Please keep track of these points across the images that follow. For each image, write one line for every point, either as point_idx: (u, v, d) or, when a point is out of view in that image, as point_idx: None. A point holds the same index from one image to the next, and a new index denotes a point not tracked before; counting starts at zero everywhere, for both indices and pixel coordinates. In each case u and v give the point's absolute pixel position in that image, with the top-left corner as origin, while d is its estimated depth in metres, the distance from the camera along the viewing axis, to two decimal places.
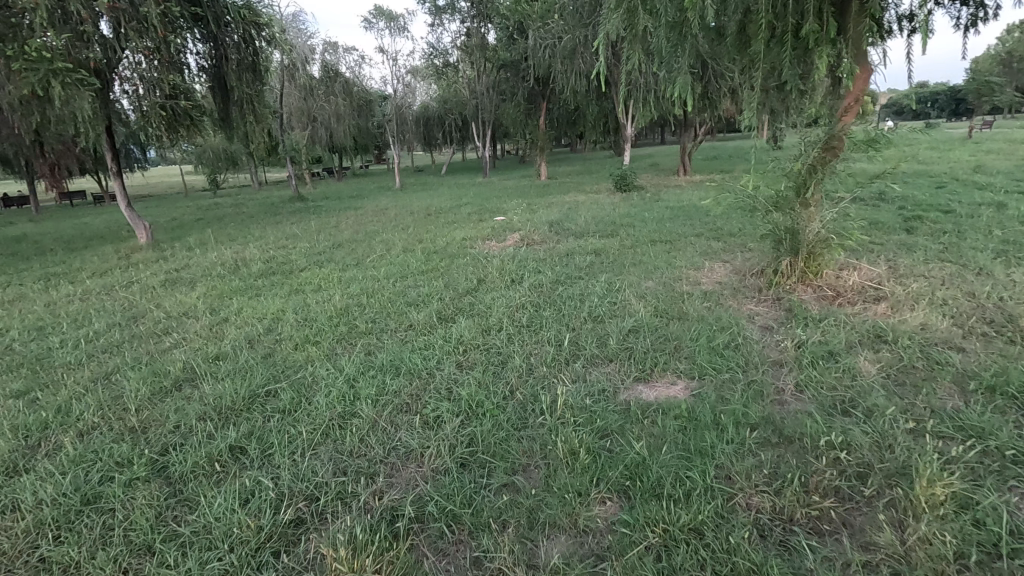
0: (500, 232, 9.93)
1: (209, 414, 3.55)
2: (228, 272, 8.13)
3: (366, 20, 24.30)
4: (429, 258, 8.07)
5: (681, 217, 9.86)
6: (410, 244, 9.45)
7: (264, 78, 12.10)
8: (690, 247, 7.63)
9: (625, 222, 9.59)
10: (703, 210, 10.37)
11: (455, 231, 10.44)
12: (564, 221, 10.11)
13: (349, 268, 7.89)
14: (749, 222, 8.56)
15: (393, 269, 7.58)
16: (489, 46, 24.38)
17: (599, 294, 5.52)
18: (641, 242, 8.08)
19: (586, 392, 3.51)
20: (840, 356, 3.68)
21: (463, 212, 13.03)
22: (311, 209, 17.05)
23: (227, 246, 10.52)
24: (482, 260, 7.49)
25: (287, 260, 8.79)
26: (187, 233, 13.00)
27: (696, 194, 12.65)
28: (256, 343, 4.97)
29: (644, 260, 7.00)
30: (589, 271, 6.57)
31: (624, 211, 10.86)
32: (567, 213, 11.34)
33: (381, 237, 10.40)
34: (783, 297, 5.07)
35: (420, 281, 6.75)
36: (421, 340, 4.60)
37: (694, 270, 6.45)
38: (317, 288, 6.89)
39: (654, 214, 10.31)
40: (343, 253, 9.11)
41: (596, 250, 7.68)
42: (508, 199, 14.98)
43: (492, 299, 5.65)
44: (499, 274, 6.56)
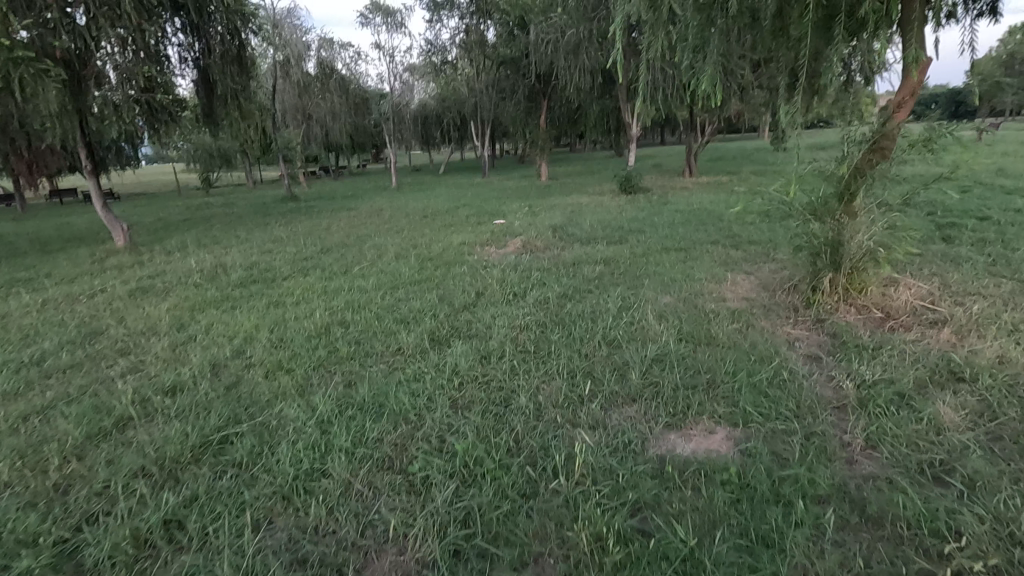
0: (500, 237, 9.30)
1: (148, 469, 2.92)
2: (205, 281, 7.49)
3: (362, 16, 23.61)
4: (423, 266, 7.43)
5: (693, 222, 9.24)
6: (404, 249, 8.81)
7: (250, 71, 11.45)
8: (708, 256, 7.00)
9: (633, 228, 8.96)
10: (716, 215, 9.76)
11: (452, 236, 9.80)
12: (569, 226, 9.48)
13: (337, 277, 7.25)
14: (769, 230, 7.94)
15: (383, 278, 6.95)
16: (488, 42, 23.71)
17: (614, 313, 4.89)
18: (653, 249, 7.45)
19: (609, 446, 2.87)
20: (914, 399, 3.05)
21: (461, 215, 12.40)
22: (303, 210, 16.41)
23: (208, 250, 9.87)
24: (481, 270, 6.87)
25: (271, 266, 8.14)
26: (169, 235, 12.33)
27: (706, 198, 12.05)
28: (221, 369, 4.33)
29: (658, 271, 6.37)
30: (599, 283, 5.94)
31: (632, 215, 10.24)
32: (570, 216, 10.70)
33: (374, 241, 9.77)
34: (825, 318, 4.45)
35: (412, 293, 6.12)
36: (410, 370, 3.96)
37: (716, 283, 5.82)
38: (298, 300, 6.25)
39: (665, 218, 9.68)
40: (332, 259, 8.48)
41: (605, 259, 7.05)
42: (508, 201, 14.36)
43: (492, 317, 5.01)
44: (500, 286, 5.93)
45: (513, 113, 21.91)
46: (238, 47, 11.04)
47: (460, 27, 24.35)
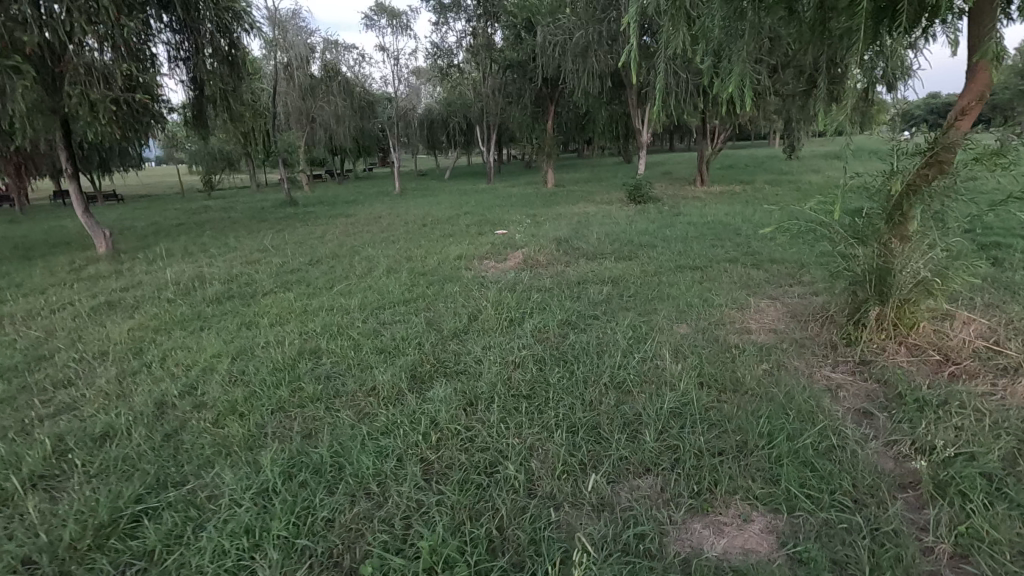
0: (501, 249, 8.70)
1: (36, 559, 2.32)
2: (179, 295, 6.92)
3: (367, 17, 23.15)
4: (416, 282, 6.84)
5: (708, 236, 8.61)
6: (398, 262, 8.21)
7: (242, 72, 10.93)
8: (727, 276, 6.36)
9: (643, 243, 8.33)
10: (734, 228, 9.10)
11: (450, 248, 9.19)
12: (575, 239, 8.86)
13: (320, 294, 6.66)
14: (791, 247, 7.30)
15: (370, 295, 6.37)
16: (495, 45, 23.19)
17: (623, 347, 4.25)
18: (666, 267, 6.83)
19: (618, 544, 2.26)
20: (1007, 484, 2.41)
21: (461, 224, 11.83)
22: (301, 216, 15.89)
23: (192, 260, 9.33)
24: (478, 288, 6.27)
25: (253, 280, 7.57)
26: (157, 242, 11.81)
27: (719, 209, 11.39)
28: (167, 411, 3.73)
29: (672, 294, 5.72)
30: (606, 308, 5.32)
31: (641, 227, 9.61)
32: (576, 227, 10.08)
33: (368, 252, 9.19)
34: (872, 360, 3.80)
35: (399, 314, 5.53)
36: (382, 418, 3.35)
37: (739, 311, 5.18)
38: (273, 322, 5.65)
39: (677, 232, 9.03)
40: (319, 271, 7.90)
41: (613, 278, 6.42)
42: (511, 210, 13.78)
43: (484, 350, 4.38)
44: (497, 309, 5.31)
45: (519, 117, 21.34)
46: (227, 45, 10.52)
47: (466, 30, 23.85)
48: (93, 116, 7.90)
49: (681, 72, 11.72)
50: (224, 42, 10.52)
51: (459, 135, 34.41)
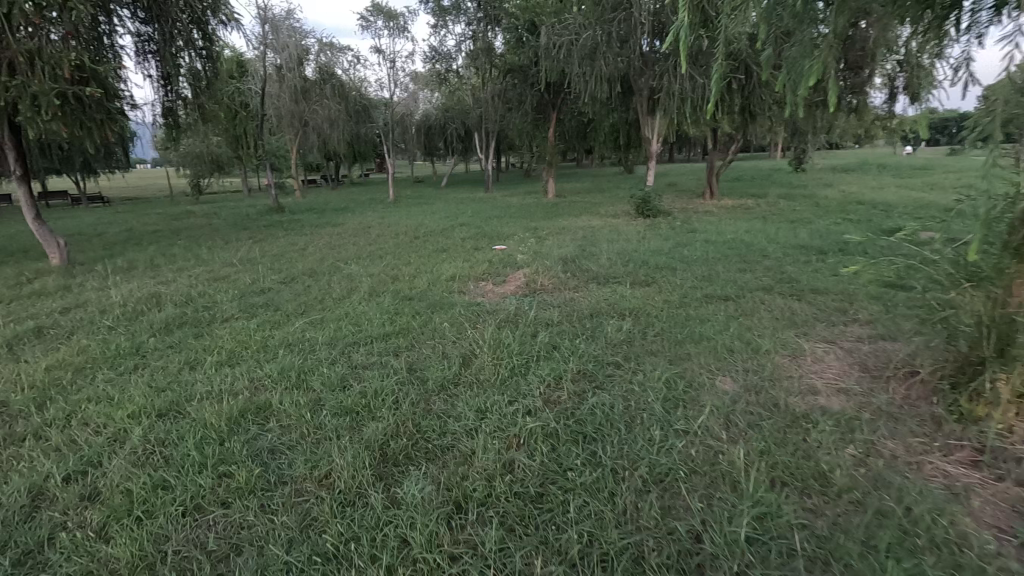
0: (500, 269, 7.74)
1: None
2: (124, 321, 5.91)
3: (362, 18, 22.23)
4: (401, 310, 5.86)
5: (731, 257, 7.70)
6: (383, 282, 7.24)
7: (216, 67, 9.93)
8: (765, 310, 5.41)
9: (660, 265, 7.38)
10: (757, 249, 8.17)
11: (442, 266, 8.21)
12: (582, 258, 7.91)
13: (287, 323, 5.66)
14: (832, 275, 6.39)
15: (345, 326, 5.41)
16: (496, 50, 22.34)
17: (658, 416, 3.28)
18: (691, 296, 5.89)
19: None
20: None
21: (456, 237, 10.88)
22: (285, 224, 14.91)
23: (154, 275, 8.33)
24: (472, 319, 5.31)
25: (213, 301, 6.57)
26: (123, 251, 10.77)
27: (737, 226, 10.49)
28: (45, 505, 2.73)
29: (707, 333, 4.75)
30: (629, 352, 4.35)
31: (654, 245, 8.68)
32: (582, 244, 9.16)
33: (351, 269, 8.23)
34: (999, 447, 2.85)
35: (376, 355, 4.55)
36: (332, 537, 2.38)
37: (792, 359, 4.21)
38: (224, 361, 4.65)
39: (695, 252, 8.10)
40: (292, 292, 6.92)
41: (632, 309, 5.47)
42: (510, 222, 12.84)
43: (479, 415, 3.40)
44: (495, 352, 4.32)
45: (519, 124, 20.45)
46: (202, 39, 9.54)
47: (466, 33, 22.98)
48: (35, 112, 6.92)
49: (697, 77, 10.83)
50: (197, 35, 9.53)
51: (456, 142, 33.49)
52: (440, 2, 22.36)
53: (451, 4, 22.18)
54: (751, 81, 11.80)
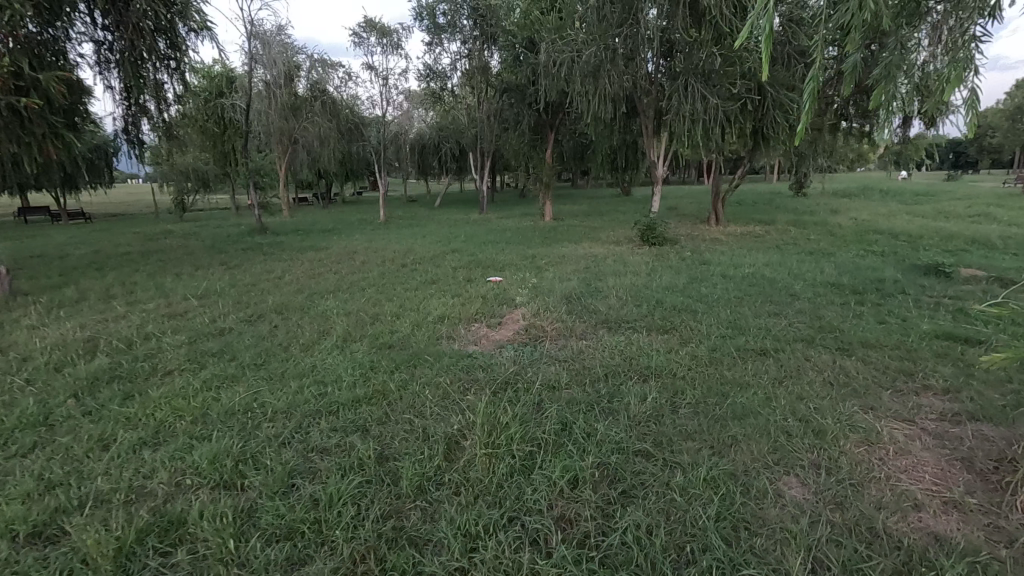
0: (494, 308, 6.85)
1: None
2: (45, 373, 4.92)
3: (355, 34, 21.59)
4: (376, 364, 4.92)
5: (756, 297, 6.85)
6: (360, 324, 6.31)
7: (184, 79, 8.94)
8: (813, 370, 4.52)
9: (677, 306, 6.50)
10: (782, 287, 7.34)
11: (430, 303, 7.30)
12: (587, 296, 7.04)
13: (239, 381, 4.71)
14: (878, 325, 5.55)
15: (309, 387, 4.47)
16: (492, 69, 21.75)
17: (718, 557, 2.37)
18: (721, 349, 5.01)
19: None
20: None
21: (446, 266, 10.00)
22: (265, 247, 13.97)
23: (104, 309, 7.34)
24: (462, 381, 4.40)
25: (159, 347, 5.60)
26: (79, 278, 9.76)
27: (751, 258, 9.69)
28: None
29: (751, 406, 3.84)
30: (659, 437, 3.44)
31: (666, 280, 7.83)
32: (587, 277, 8.30)
33: (328, 305, 7.30)
34: None
35: (339, 435, 3.61)
36: None
37: (867, 447, 3.31)
38: (146, 438, 3.68)
39: (713, 290, 7.25)
40: (256, 336, 5.98)
41: (654, 368, 4.58)
42: (505, 248, 11.99)
43: (468, 550, 2.48)
44: (490, 434, 3.39)
45: (516, 145, 19.76)
46: (168, 46, 8.58)
47: (462, 52, 22.42)
48: None
49: (709, 97, 10.08)
50: (163, 43, 8.56)
51: (450, 161, 32.84)
52: (435, 19, 21.80)
53: (447, 22, 21.63)
54: (764, 102, 11.07)
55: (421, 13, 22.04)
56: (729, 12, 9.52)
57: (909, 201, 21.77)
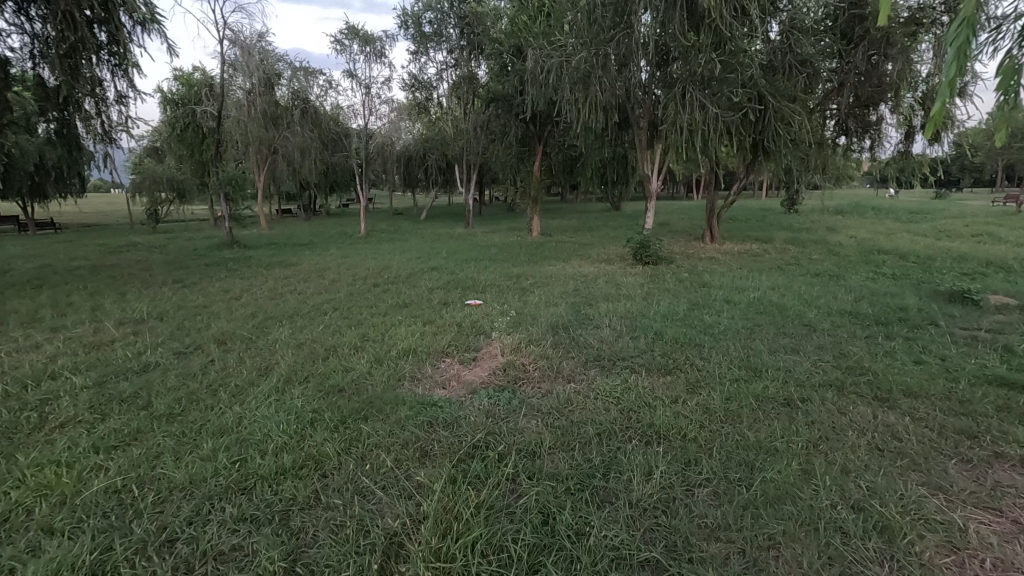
0: (469, 339, 5.95)
1: None
2: None
3: (337, 41, 20.82)
4: (316, 418, 4.01)
5: (768, 329, 6.03)
6: (310, 359, 5.38)
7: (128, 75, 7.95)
8: (851, 427, 3.68)
9: (679, 339, 5.65)
10: (794, 315, 6.54)
11: (398, 331, 6.40)
12: (575, 325, 6.17)
13: (142, 442, 3.77)
14: (917, 366, 4.73)
15: (225, 451, 3.53)
16: (478, 80, 21.09)
17: None
18: (738, 398, 4.15)
19: None
20: None
21: (422, 286, 9.13)
22: (230, 262, 13.00)
23: (20, 336, 6.35)
24: (420, 448, 3.50)
25: (60, 389, 4.63)
26: (10, 296, 8.72)
27: (754, 280, 8.92)
28: None
29: (785, 485, 2.98)
30: (673, 539, 2.56)
31: (663, 307, 7.00)
32: (576, 302, 7.46)
33: (279, 334, 6.37)
34: None
35: (246, 533, 2.69)
36: None
37: (952, 555, 2.45)
38: None
39: (718, 319, 6.42)
40: (182, 375, 5.02)
41: (658, 425, 3.70)
42: (488, 266, 11.14)
43: None
44: (443, 536, 2.51)
45: (503, 157, 19.03)
46: (107, 39, 7.63)
47: (448, 62, 21.75)
48: None
49: (709, 106, 9.34)
50: (101, 35, 7.58)
51: (436, 174, 32.08)
52: (420, 28, 21.11)
53: (433, 30, 20.94)
54: (765, 113, 10.29)
55: (406, 22, 21.39)
56: (730, 14, 8.84)
57: (905, 219, 21.34)
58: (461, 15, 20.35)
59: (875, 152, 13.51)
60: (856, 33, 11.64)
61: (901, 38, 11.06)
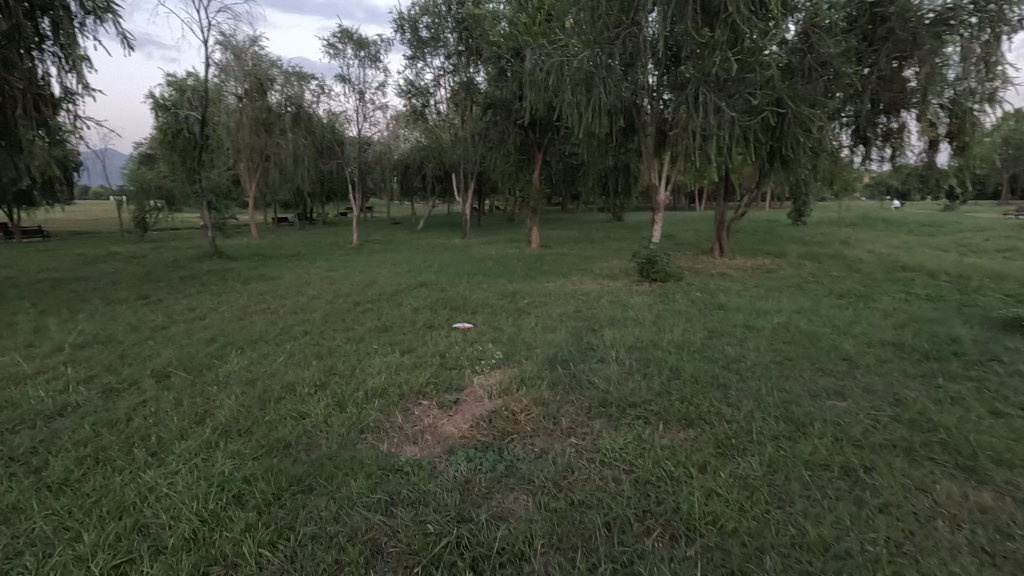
0: (453, 375, 5.09)
1: None
2: None
3: (330, 46, 20.13)
4: (245, 494, 3.13)
5: (802, 365, 5.16)
6: (260, 402, 4.51)
7: (72, 69, 7.30)
8: (941, 514, 2.80)
9: (700, 379, 4.77)
10: (829, 346, 5.68)
11: (371, 363, 5.54)
12: (577, 358, 5.31)
13: (11, 526, 2.88)
14: (996, 420, 3.85)
15: (116, 547, 2.67)
16: (476, 86, 20.40)
17: None
18: (781, 465, 3.28)
19: None
20: None
21: (407, 306, 8.26)
22: (207, 275, 12.16)
23: None
24: (374, 547, 2.65)
25: None
26: None
27: (775, 300, 8.07)
28: None
29: None
30: None
31: (677, 335, 6.13)
32: (577, 328, 6.59)
33: (233, 365, 5.50)
34: None
35: None
36: None
37: None
38: None
39: (741, 351, 5.55)
40: (99, 422, 4.14)
41: (687, 511, 2.84)
42: (482, 283, 10.30)
43: None
44: None
45: (501, 166, 18.24)
46: (50, 30, 7.03)
47: (446, 67, 21.07)
48: None
49: (724, 110, 8.53)
50: (42, 25, 6.96)
51: (433, 183, 31.34)
52: (417, 33, 20.42)
53: (430, 35, 20.26)
54: (784, 118, 9.49)
55: (403, 27, 20.70)
56: (748, 9, 8.05)
57: (919, 232, 20.53)
58: (459, 19, 19.70)
59: (896, 161, 12.71)
60: (878, 35, 10.90)
61: (927, 39, 10.29)
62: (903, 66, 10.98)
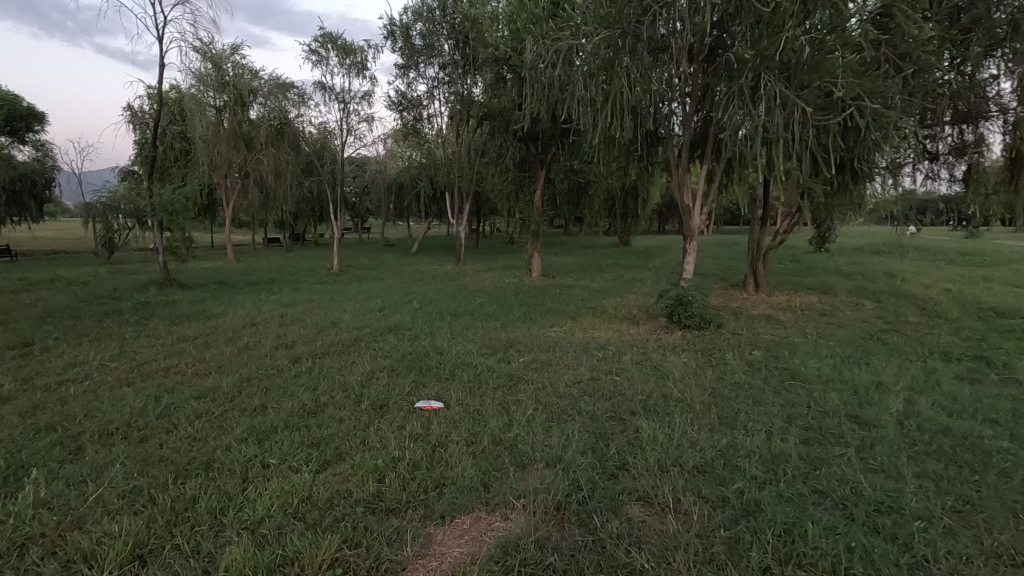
0: (385, 539, 2.85)
1: None
2: None
3: (313, 52, 18.29)
4: None
5: (1005, 521, 2.92)
6: None
7: None
8: None
9: (843, 566, 2.53)
10: (1019, 470, 3.45)
11: (256, 494, 3.29)
12: (606, 501, 3.06)
13: None
14: None
15: None
16: (474, 99, 18.47)
17: None
18: None
19: None
20: None
21: (360, 367, 6.03)
22: (138, 310, 9.93)
23: None
24: None
25: None
26: None
27: (865, 365, 5.86)
28: None
29: None
30: None
31: (757, 439, 3.89)
32: (597, 420, 4.32)
33: (22, 498, 3.27)
34: None
35: None
36: None
37: None
38: None
39: (879, 481, 3.32)
40: None
41: None
42: (469, 328, 8.08)
43: None
44: None
45: (499, 184, 16.18)
46: None
47: (440, 78, 19.21)
48: None
49: (788, 108, 6.45)
50: None
51: (428, 203, 29.31)
52: (409, 41, 18.56)
53: (424, 43, 18.39)
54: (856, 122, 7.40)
55: (393, 34, 18.87)
56: None
57: (966, 262, 18.29)
58: (455, 25, 17.88)
59: (970, 182, 10.59)
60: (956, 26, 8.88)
61: None
62: (986, 63, 8.92)
